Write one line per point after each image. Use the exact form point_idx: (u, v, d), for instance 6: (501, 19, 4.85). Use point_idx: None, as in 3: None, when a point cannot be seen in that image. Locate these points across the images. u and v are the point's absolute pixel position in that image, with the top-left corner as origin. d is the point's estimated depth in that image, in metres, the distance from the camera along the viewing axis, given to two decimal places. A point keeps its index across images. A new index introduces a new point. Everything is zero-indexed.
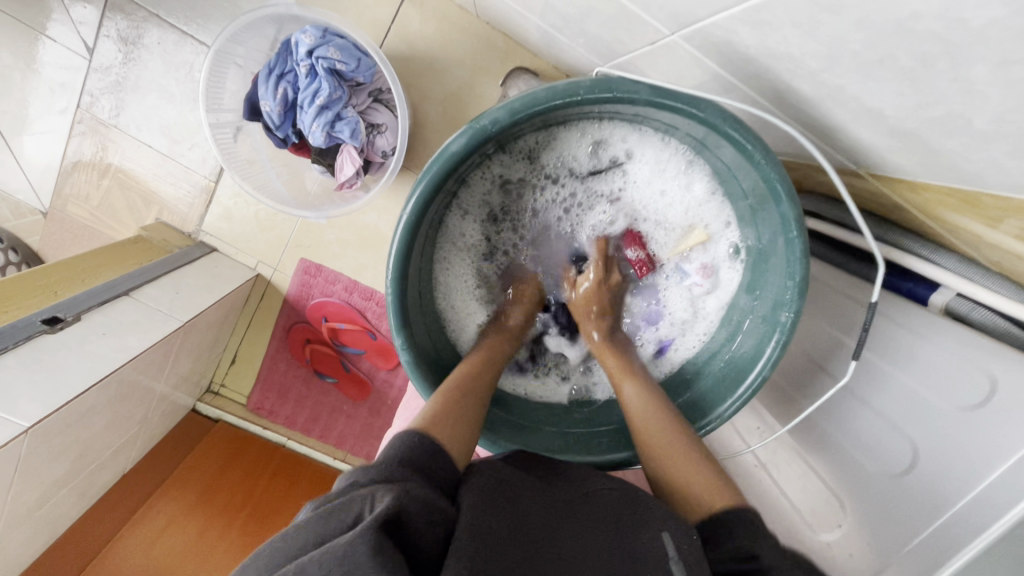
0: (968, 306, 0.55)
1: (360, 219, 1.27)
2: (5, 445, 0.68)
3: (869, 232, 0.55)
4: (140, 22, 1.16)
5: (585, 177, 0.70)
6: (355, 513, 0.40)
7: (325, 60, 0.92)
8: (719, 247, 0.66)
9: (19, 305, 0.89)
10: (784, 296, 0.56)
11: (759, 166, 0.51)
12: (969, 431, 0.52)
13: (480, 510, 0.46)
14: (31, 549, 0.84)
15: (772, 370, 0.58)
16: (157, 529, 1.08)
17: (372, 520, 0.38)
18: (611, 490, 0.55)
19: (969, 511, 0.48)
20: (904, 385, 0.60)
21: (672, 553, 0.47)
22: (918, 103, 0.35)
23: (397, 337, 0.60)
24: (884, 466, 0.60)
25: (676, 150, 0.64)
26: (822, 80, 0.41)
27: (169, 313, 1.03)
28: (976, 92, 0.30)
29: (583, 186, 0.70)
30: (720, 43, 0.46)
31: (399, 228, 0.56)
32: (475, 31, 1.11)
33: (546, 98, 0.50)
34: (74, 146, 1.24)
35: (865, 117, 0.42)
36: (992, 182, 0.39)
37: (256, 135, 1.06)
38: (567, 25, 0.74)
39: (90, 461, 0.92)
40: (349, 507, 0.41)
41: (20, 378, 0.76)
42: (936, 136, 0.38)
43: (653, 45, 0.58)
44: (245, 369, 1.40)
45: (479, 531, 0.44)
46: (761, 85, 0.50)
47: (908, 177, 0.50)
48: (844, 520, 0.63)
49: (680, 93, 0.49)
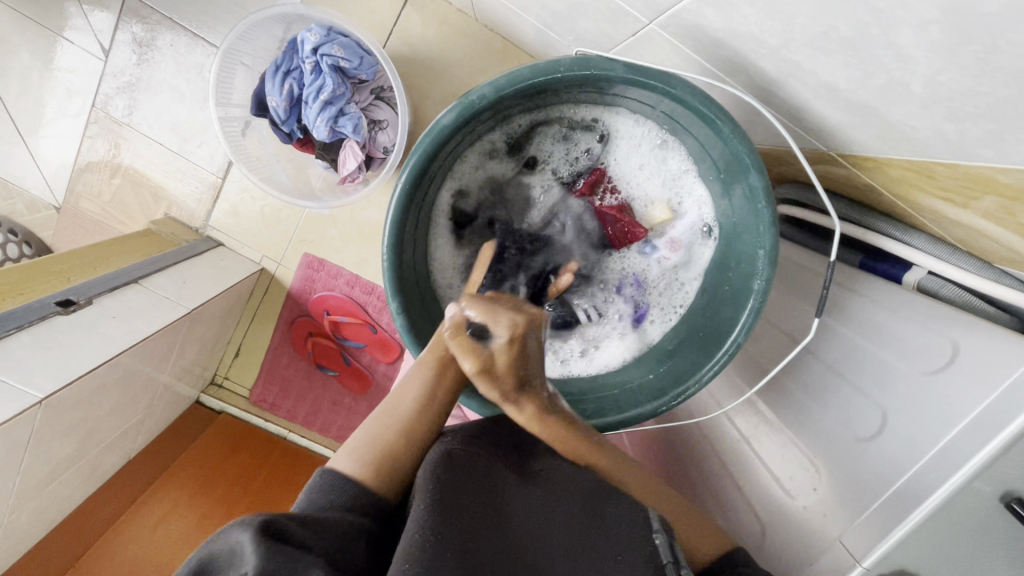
0: (938, 284, 0.61)
1: (362, 214, 1.31)
2: (21, 413, 0.71)
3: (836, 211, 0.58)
4: (154, 25, 1.22)
5: (561, 175, 0.75)
6: (233, 553, 0.42)
7: (329, 57, 0.96)
8: (687, 220, 0.70)
9: (35, 288, 0.93)
10: (755, 264, 0.59)
11: (728, 139, 0.55)
12: (932, 393, 0.55)
13: (451, 490, 0.50)
14: (40, 524, 0.87)
15: (746, 336, 0.60)
16: (159, 514, 1.10)
17: (251, 547, 0.40)
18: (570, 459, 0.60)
19: (930, 467, 0.51)
20: (876, 357, 0.62)
21: (655, 525, 0.55)
22: (863, 73, 0.39)
23: (391, 301, 0.63)
24: (854, 433, 0.62)
25: (649, 128, 0.68)
26: (782, 57, 0.44)
27: (176, 300, 1.07)
28: (907, 56, 0.34)
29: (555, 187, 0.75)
30: (692, 28, 0.50)
31: (394, 198, 0.60)
32: (474, 34, 1.16)
33: (529, 74, 0.54)
34: (88, 145, 1.29)
35: (824, 93, 0.46)
36: (938, 151, 0.43)
37: (263, 130, 1.10)
38: (557, 22, 0.78)
39: (98, 442, 0.95)
40: (224, 550, 0.42)
41: (35, 354, 0.80)
42: (884, 105, 0.41)
43: (634, 35, 0.62)
44: (248, 361, 1.43)
45: (449, 505, 0.48)
46: (732, 68, 0.54)
47: (871, 154, 0.53)
48: (819, 485, 0.64)
49: (654, 71, 0.53)
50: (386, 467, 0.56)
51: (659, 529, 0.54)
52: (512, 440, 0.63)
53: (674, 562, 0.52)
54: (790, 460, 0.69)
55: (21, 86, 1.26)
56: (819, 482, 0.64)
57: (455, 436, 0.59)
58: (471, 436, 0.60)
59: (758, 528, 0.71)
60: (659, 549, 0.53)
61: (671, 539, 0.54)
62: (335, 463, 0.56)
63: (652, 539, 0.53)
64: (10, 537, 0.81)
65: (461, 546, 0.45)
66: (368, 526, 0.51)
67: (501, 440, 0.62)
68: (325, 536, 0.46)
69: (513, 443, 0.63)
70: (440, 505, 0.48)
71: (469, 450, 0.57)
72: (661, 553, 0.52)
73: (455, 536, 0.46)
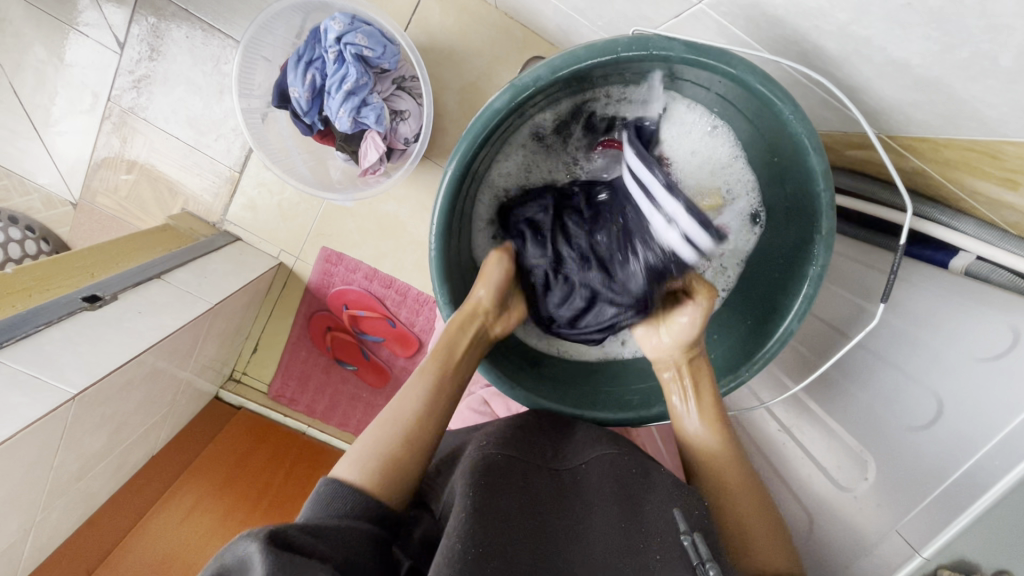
0: (988, 269, 0.57)
1: (381, 207, 1.30)
2: (55, 410, 0.71)
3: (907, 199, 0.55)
4: (169, 17, 1.20)
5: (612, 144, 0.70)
6: (241, 564, 0.39)
7: (353, 46, 0.94)
8: (738, 208, 0.67)
9: (59, 283, 0.92)
10: (811, 250, 0.58)
11: (787, 121, 0.54)
12: (992, 381, 0.53)
13: (490, 492, 0.49)
14: (71, 520, 0.87)
15: (799, 324, 0.60)
16: (186, 509, 1.10)
17: (256, 557, 0.38)
18: (609, 453, 0.59)
19: (993, 455, 0.50)
20: (927, 345, 0.61)
21: (684, 526, 0.49)
22: (945, 47, 0.38)
23: (439, 291, 0.64)
24: (905, 421, 0.61)
25: (702, 114, 0.65)
26: (849, 33, 0.43)
27: (198, 295, 1.06)
28: (1002, 26, 0.33)
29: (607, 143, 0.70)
30: (748, 6, 0.49)
31: (444, 184, 0.59)
32: (494, 22, 1.14)
33: (586, 56, 0.53)
34: (103, 140, 1.28)
35: (891, 70, 0.44)
36: (1012, 129, 0.41)
37: (283, 122, 1.09)
38: (589, 7, 0.76)
39: (126, 438, 0.95)
40: (234, 563, 0.40)
41: (65, 350, 0.79)
42: (959, 81, 0.40)
43: (677, 17, 0.61)
44: (267, 356, 1.42)
45: (487, 507, 0.47)
46: (785, 48, 0.53)
47: (929, 135, 0.51)
48: (870, 474, 0.64)
49: (713, 49, 0.52)
50: (395, 475, 0.53)
51: (687, 530, 0.48)
52: (550, 437, 0.63)
53: (705, 561, 0.45)
54: (839, 449, 0.69)
55: (35, 80, 1.24)
56: (869, 471, 0.64)
57: (492, 437, 0.59)
58: (509, 435, 0.60)
59: (805, 519, 0.71)
60: (685, 550, 0.46)
61: (701, 540, 0.47)
62: (345, 475, 0.52)
63: (679, 541, 0.48)
64: (42, 534, 0.80)
65: (503, 549, 0.45)
66: (380, 538, 0.48)
67: (539, 437, 0.62)
68: (332, 549, 0.43)
69: (551, 441, 0.62)
70: (479, 508, 0.47)
71: (508, 452, 0.56)
72: (689, 553, 0.46)
73: (492, 538, 0.45)
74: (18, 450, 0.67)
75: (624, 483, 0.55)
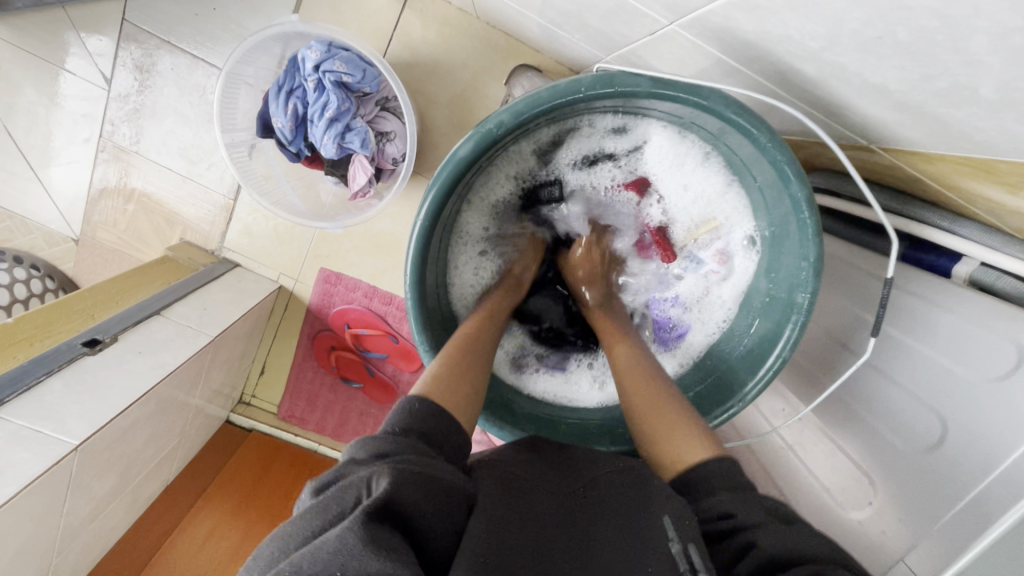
0: (992, 276, 0.55)
1: (375, 225, 1.29)
2: (58, 462, 0.72)
3: (873, 203, 0.54)
4: (152, 49, 1.20)
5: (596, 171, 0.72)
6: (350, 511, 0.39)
7: (331, 73, 0.94)
8: (732, 235, 0.68)
9: (59, 330, 0.93)
10: (800, 277, 0.57)
11: (765, 149, 0.52)
12: (999, 402, 0.51)
13: (496, 503, 0.47)
14: (88, 559, 0.88)
15: (792, 351, 0.60)
16: (204, 533, 1.14)
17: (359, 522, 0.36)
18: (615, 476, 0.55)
19: (999, 481, 0.48)
20: (930, 360, 0.59)
21: (672, 532, 0.46)
22: (922, 76, 0.36)
23: (417, 336, 0.63)
24: (914, 440, 0.59)
25: (693, 144, 0.65)
26: (824, 59, 0.41)
27: (200, 329, 1.07)
28: (979, 62, 0.31)
29: (603, 165, 0.72)
30: (718, 30, 0.47)
31: (414, 232, 0.59)
32: (477, 32, 1.12)
33: (549, 97, 0.52)
34: (99, 173, 1.29)
35: (870, 93, 0.42)
36: (1003, 151, 0.39)
37: (270, 151, 1.09)
38: (566, 20, 0.74)
39: (136, 474, 0.96)
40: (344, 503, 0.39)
41: (67, 398, 0.80)
42: (944, 107, 0.38)
43: (652, 35, 0.58)
44: (274, 378, 1.43)
45: (493, 520, 0.45)
46: (762, 68, 0.50)
47: (920, 149, 0.49)
48: (874, 498, 0.63)
49: (680, 83, 0.50)
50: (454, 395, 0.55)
51: (675, 535, 0.45)
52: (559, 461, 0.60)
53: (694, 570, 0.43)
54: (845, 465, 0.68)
55: (28, 122, 1.25)
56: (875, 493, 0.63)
57: (500, 456, 0.57)
58: (520, 459, 0.57)
59: None
60: (672, 556, 0.44)
61: (693, 549, 0.44)
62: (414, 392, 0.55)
63: (664, 546, 0.45)
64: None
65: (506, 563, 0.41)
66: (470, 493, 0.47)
67: (548, 463, 0.59)
68: (428, 500, 0.42)
69: (560, 464, 0.60)
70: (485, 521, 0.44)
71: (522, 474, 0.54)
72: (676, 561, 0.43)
73: (498, 552, 0.42)
74: (24, 508, 0.68)
75: (625, 502, 0.51)
